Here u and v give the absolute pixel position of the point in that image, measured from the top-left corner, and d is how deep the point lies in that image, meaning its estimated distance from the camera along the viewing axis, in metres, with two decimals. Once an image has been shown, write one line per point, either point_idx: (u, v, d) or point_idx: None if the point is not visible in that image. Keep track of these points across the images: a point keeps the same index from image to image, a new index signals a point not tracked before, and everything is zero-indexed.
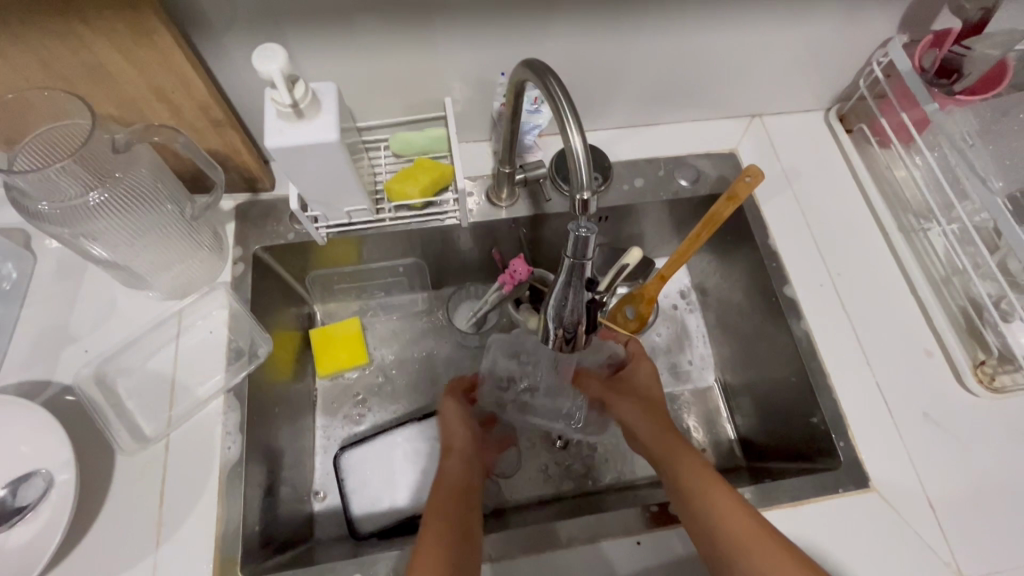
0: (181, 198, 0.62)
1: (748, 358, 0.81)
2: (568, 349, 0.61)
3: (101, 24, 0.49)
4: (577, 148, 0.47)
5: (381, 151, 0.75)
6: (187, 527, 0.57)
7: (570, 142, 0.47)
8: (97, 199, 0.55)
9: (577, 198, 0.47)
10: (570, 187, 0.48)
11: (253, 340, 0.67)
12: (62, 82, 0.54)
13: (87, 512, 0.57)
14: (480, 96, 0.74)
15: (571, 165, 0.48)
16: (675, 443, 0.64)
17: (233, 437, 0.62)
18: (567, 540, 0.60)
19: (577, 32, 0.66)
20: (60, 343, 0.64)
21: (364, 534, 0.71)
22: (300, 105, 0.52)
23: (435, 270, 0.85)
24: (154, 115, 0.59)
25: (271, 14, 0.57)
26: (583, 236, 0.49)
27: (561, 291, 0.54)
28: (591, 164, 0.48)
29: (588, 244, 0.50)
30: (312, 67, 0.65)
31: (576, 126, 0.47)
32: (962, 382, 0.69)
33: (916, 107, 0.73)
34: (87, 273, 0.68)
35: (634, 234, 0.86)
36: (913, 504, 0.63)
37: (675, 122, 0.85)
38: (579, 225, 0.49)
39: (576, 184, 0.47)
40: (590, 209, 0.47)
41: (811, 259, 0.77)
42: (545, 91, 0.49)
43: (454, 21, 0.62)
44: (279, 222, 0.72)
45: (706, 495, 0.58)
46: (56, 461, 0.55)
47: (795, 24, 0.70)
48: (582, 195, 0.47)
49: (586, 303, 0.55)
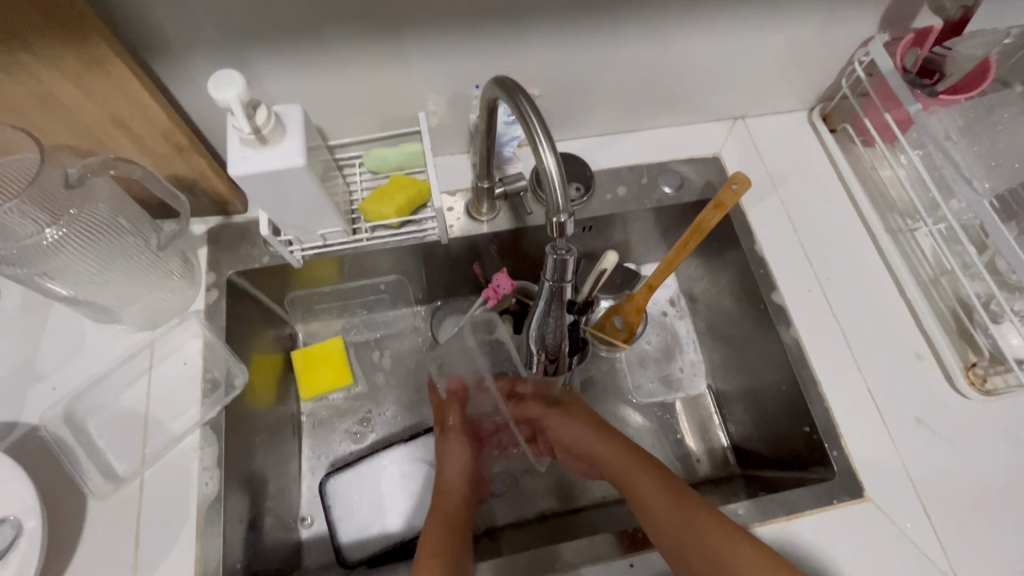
0: (145, 228, 0.60)
1: (738, 365, 0.80)
2: None
3: (50, 54, 0.47)
4: (550, 168, 0.45)
5: (356, 168, 0.73)
6: (165, 570, 0.55)
7: (543, 162, 0.45)
8: (53, 236, 0.53)
9: (554, 220, 0.46)
10: (546, 206, 0.46)
11: (229, 370, 0.65)
12: (13, 115, 0.51)
13: (59, 558, 0.55)
14: (456, 109, 0.72)
15: (546, 185, 0.46)
16: (632, 464, 0.65)
17: (210, 472, 0.60)
18: (559, 565, 0.59)
19: (553, 43, 0.65)
20: (26, 381, 0.62)
21: (352, 562, 0.69)
22: (263, 131, 0.50)
23: (418, 286, 0.83)
24: (113, 144, 0.57)
25: (233, 35, 0.55)
26: (562, 258, 0.47)
27: (541, 316, 0.54)
28: (566, 184, 0.46)
29: (567, 266, 0.49)
30: (280, 87, 0.63)
31: (549, 146, 0.45)
32: (953, 384, 0.68)
33: (898, 107, 0.72)
34: (53, 306, 0.65)
35: (620, 242, 0.85)
36: (909, 511, 0.62)
37: (657, 127, 0.83)
38: (557, 247, 0.47)
39: (552, 206, 0.46)
40: (568, 230, 0.47)
41: (799, 264, 0.75)
42: (517, 109, 0.47)
43: (425, 36, 0.60)
44: (253, 246, 0.70)
45: (676, 516, 0.58)
46: (23, 508, 0.53)
47: (775, 27, 0.69)
48: (559, 217, 0.46)
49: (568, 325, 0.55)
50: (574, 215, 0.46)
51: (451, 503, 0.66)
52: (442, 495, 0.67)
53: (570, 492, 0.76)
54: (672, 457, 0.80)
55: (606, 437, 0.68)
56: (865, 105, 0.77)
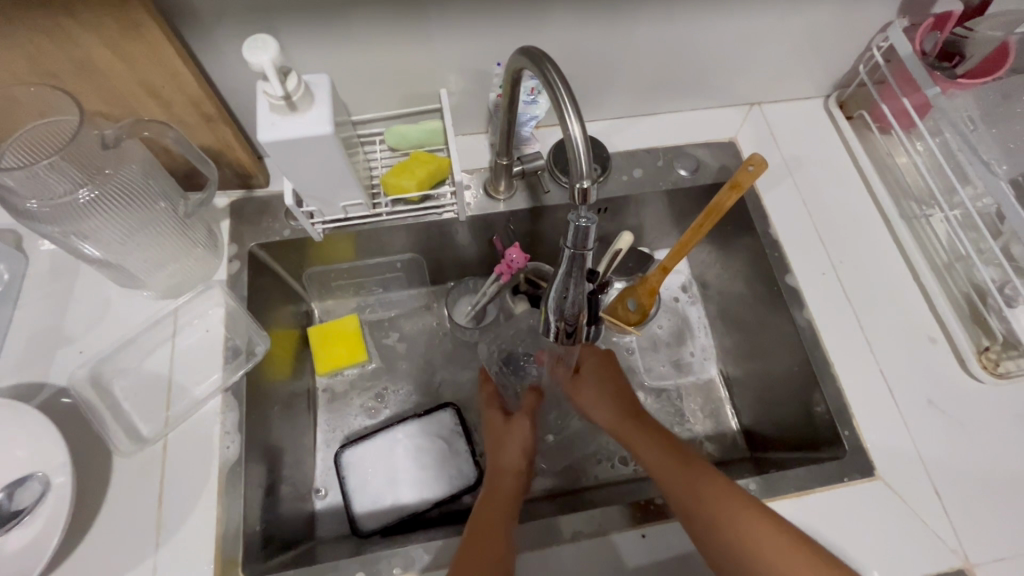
0: (174, 195, 0.62)
1: (750, 349, 0.81)
2: (568, 343, 0.61)
3: (88, 18, 0.48)
4: (576, 138, 0.46)
5: (376, 145, 0.75)
6: (187, 528, 0.57)
7: (569, 131, 0.46)
8: (87, 196, 0.54)
9: (577, 187, 0.47)
10: (570, 175, 0.47)
11: (250, 338, 0.66)
12: (51, 78, 0.53)
13: (84, 515, 0.56)
14: (476, 88, 0.73)
15: (571, 155, 0.47)
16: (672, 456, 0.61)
17: (232, 436, 0.61)
18: (572, 534, 0.60)
19: (575, 22, 0.66)
20: (54, 345, 0.63)
21: (366, 531, 0.70)
22: (293, 97, 0.51)
23: (433, 265, 0.84)
24: (145, 111, 0.59)
25: (263, 7, 0.56)
26: (583, 226, 0.48)
27: (561, 283, 0.54)
28: (591, 154, 0.47)
29: (589, 234, 0.49)
30: (305, 61, 0.64)
31: (575, 115, 0.46)
32: (966, 368, 0.69)
33: (916, 92, 0.72)
34: (80, 274, 0.67)
35: (634, 226, 0.86)
36: (919, 492, 0.63)
37: (673, 112, 0.84)
38: (579, 216, 0.48)
39: (576, 173, 0.46)
40: (590, 198, 0.47)
41: (813, 248, 0.76)
42: (543, 79, 0.48)
43: (449, 12, 0.61)
44: (274, 219, 0.71)
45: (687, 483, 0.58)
46: (52, 464, 0.54)
47: (795, 10, 0.69)
48: (581, 184, 0.47)
49: (586, 294, 0.55)
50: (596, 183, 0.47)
51: (508, 479, 0.64)
52: (500, 476, 0.65)
53: (578, 470, 0.77)
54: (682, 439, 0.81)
55: (615, 404, 0.69)
56: (883, 90, 0.77)
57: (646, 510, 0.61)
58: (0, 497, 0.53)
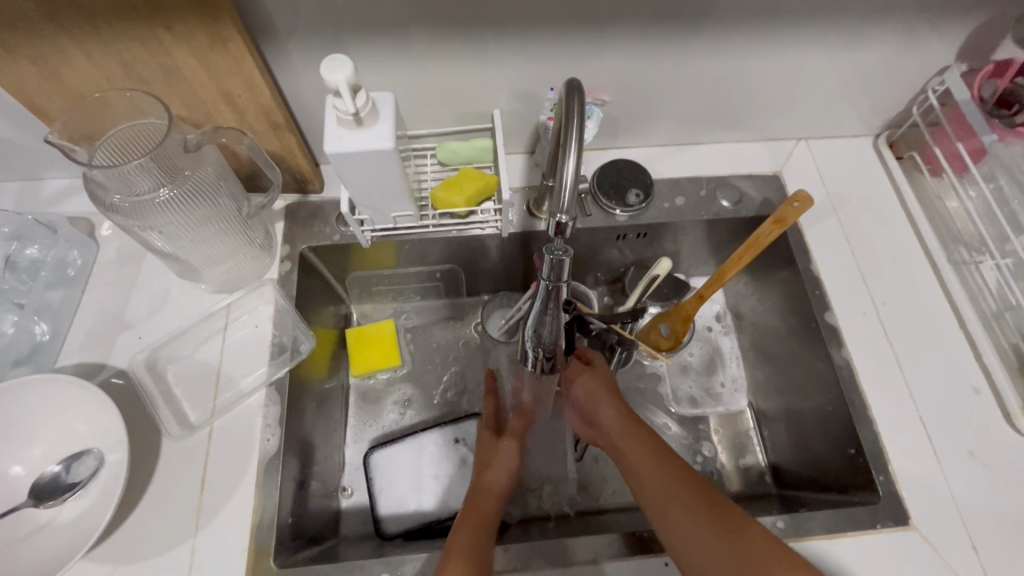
0: (239, 196, 0.66)
1: (783, 384, 0.80)
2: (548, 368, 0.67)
3: (182, 32, 0.52)
4: (567, 167, 0.48)
5: (427, 159, 0.77)
6: (226, 513, 0.59)
7: (564, 162, 0.48)
8: (166, 195, 0.57)
9: (555, 220, 0.50)
10: (551, 207, 0.50)
11: (296, 336, 0.69)
12: (141, 84, 0.57)
13: (131, 493, 0.59)
14: (527, 110, 0.75)
15: (556, 190, 0.49)
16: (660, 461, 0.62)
17: (272, 429, 0.63)
18: (592, 556, 0.60)
19: (630, 52, 0.67)
20: (117, 329, 0.67)
21: (390, 534, 0.71)
22: (361, 113, 0.54)
23: (470, 278, 0.86)
24: (220, 117, 0.63)
25: (336, 25, 0.60)
26: (558, 257, 0.52)
27: (540, 312, 0.59)
28: (576, 189, 0.49)
29: (563, 253, 0.53)
30: (369, 76, 0.67)
31: (574, 146, 0.49)
32: (1011, 422, 0.66)
33: (972, 137, 0.71)
34: (144, 263, 0.71)
35: (671, 251, 0.86)
36: (956, 545, 0.61)
37: (716, 143, 0.85)
38: (554, 248, 0.53)
39: (557, 207, 0.49)
40: (565, 231, 0.51)
41: (854, 288, 0.75)
42: (565, 111, 0.50)
43: (512, 36, 0.64)
44: (326, 224, 0.75)
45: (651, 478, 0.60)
46: (107, 442, 0.57)
47: (850, 51, 0.69)
48: (560, 217, 0.50)
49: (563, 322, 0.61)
50: (571, 217, 0.50)
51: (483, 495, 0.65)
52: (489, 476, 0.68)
53: (591, 493, 0.77)
54: (707, 475, 0.79)
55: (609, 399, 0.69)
56: (936, 133, 0.76)
57: (640, 541, 0.60)
58: (58, 469, 0.57)
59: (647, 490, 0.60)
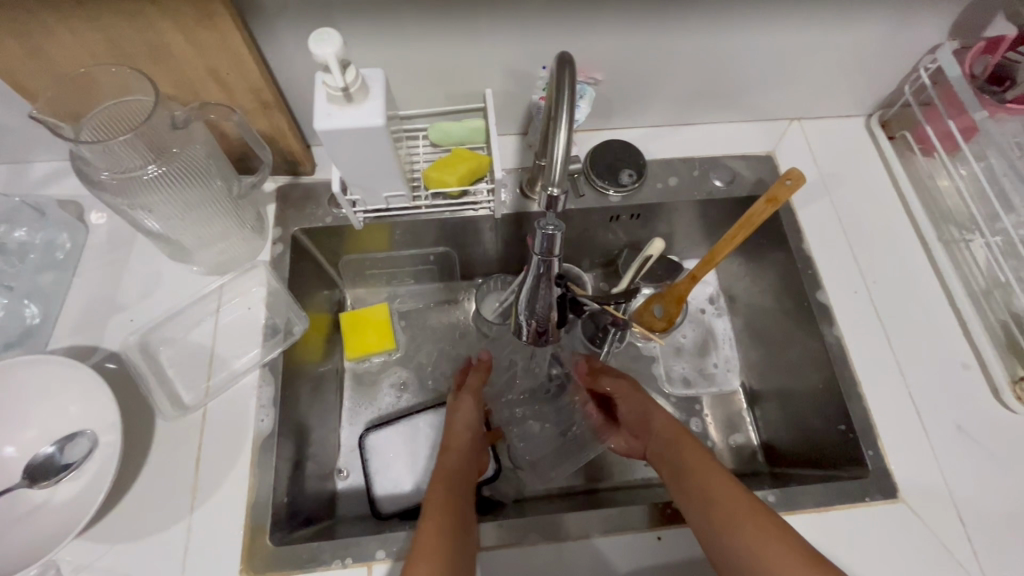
0: (230, 175, 0.65)
1: (775, 363, 0.80)
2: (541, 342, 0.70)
3: (168, 7, 0.52)
4: (559, 139, 0.48)
5: (420, 140, 0.77)
6: (221, 492, 0.60)
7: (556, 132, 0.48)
8: (154, 171, 0.57)
9: (546, 193, 0.50)
10: (543, 180, 0.50)
11: (289, 318, 0.69)
12: (127, 60, 0.56)
13: (126, 474, 0.60)
14: (520, 90, 0.75)
15: (548, 160, 0.49)
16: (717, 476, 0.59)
17: (266, 410, 0.63)
18: (584, 532, 0.60)
19: (622, 31, 0.67)
20: (108, 311, 0.67)
21: (386, 513, 0.71)
22: (350, 89, 0.53)
23: (464, 261, 0.86)
24: (208, 95, 0.62)
25: (325, 3, 0.59)
26: (549, 233, 0.54)
27: (533, 284, 0.61)
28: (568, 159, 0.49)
29: (553, 230, 0.54)
30: (359, 54, 0.66)
31: (566, 120, 0.48)
32: (998, 397, 0.67)
33: (962, 115, 0.72)
34: (134, 246, 0.71)
35: (665, 233, 0.86)
36: (943, 517, 0.62)
37: (709, 123, 0.84)
38: (545, 224, 0.54)
39: (548, 179, 0.49)
40: (557, 204, 0.51)
41: (846, 267, 0.76)
42: (556, 88, 0.49)
43: (503, 14, 0.63)
44: (319, 206, 0.74)
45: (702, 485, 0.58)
46: (100, 423, 0.57)
47: (842, 29, 0.69)
48: (551, 190, 0.50)
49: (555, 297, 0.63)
50: (563, 190, 0.50)
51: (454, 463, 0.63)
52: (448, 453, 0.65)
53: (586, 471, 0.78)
54: None
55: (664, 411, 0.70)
56: (927, 112, 0.77)
57: (630, 517, 0.61)
58: (52, 450, 0.57)
59: (699, 493, 0.58)
